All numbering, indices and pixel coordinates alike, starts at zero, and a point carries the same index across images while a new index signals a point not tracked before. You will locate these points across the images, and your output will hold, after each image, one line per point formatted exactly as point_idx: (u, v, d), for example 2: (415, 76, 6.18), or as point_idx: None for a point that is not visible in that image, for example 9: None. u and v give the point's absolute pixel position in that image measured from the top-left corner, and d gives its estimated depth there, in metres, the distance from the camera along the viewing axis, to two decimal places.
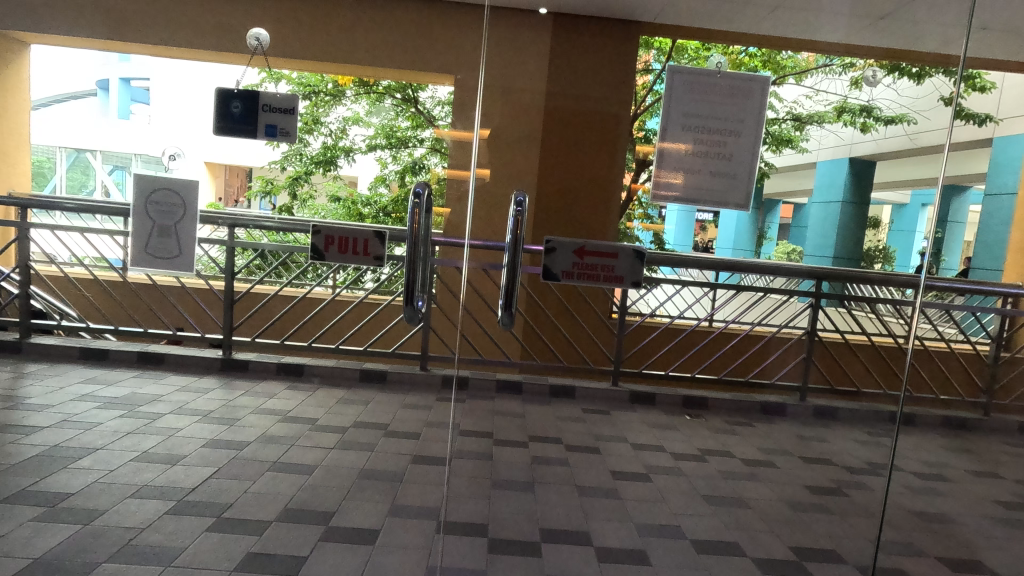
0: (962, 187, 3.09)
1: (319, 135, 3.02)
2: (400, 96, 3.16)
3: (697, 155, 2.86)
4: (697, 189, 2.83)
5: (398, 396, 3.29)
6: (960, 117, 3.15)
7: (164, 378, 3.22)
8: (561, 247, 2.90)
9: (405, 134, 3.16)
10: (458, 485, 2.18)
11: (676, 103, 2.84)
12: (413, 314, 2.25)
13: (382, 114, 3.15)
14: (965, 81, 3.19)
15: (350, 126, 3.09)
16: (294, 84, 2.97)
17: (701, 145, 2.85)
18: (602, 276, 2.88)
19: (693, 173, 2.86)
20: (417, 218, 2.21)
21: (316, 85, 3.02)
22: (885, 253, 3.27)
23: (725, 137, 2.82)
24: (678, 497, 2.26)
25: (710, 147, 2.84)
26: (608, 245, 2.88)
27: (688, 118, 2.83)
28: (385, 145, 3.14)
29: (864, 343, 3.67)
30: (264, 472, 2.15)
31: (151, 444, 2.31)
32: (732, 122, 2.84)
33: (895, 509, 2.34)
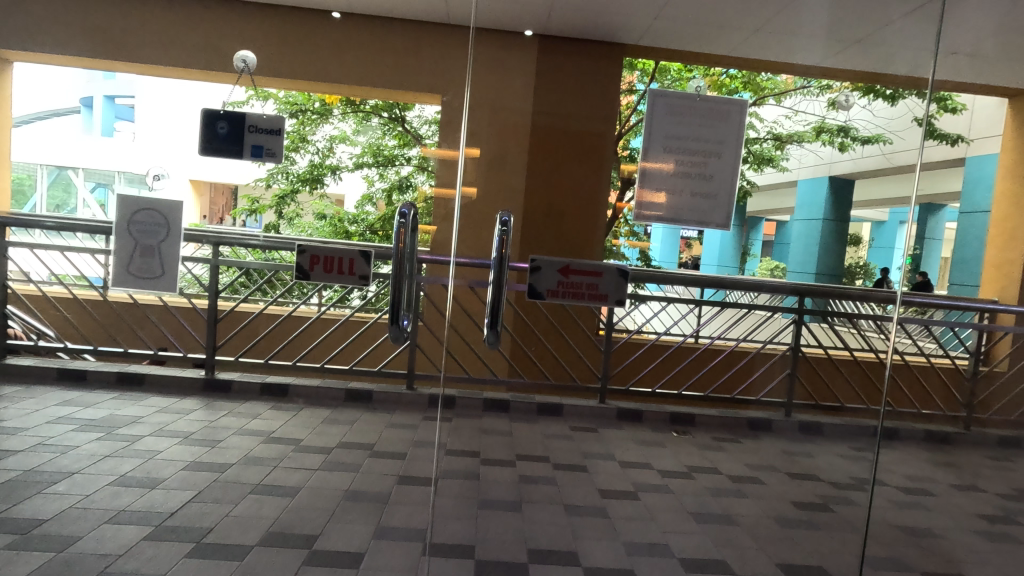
0: (937, 206, 3.28)
1: (306, 152, 3.05)
2: (386, 115, 3.26)
3: (678, 176, 2.84)
4: (679, 209, 2.82)
5: (385, 415, 3.26)
6: (933, 137, 3.30)
7: (144, 399, 3.15)
8: (547, 265, 2.91)
9: (392, 152, 3.19)
10: (445, 505, 2.16)
11: (659, 125, 2.88)
12: (399, 334, 2.25)
13: (368, 133, 3.20)
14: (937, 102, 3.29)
15: (336, 144, 3.13)
16: (281, 103, 2.97)
17: (684, 165, 2.84)
18: (586, 293, 2.88)
19: (676, 193, 2.84)
20: (401, 236, 2.22)
21: (303, 104, 3.05)
22: (866, 269, 3.38)
23: (705, 158, 2.83)
24: (666, 515, 2.24)
25: (690, 167, 2.84)
26: (593, 264, 2.89)
27: (669, 140, 2.86)
28: (372, 163, 3.17)
29: (846, 359, 3.74)
30: (247, 495, 2.10)
31: (130, 467, 2.26)
32: (713, 143, 2.86)
33: (881, 525, 2.35)
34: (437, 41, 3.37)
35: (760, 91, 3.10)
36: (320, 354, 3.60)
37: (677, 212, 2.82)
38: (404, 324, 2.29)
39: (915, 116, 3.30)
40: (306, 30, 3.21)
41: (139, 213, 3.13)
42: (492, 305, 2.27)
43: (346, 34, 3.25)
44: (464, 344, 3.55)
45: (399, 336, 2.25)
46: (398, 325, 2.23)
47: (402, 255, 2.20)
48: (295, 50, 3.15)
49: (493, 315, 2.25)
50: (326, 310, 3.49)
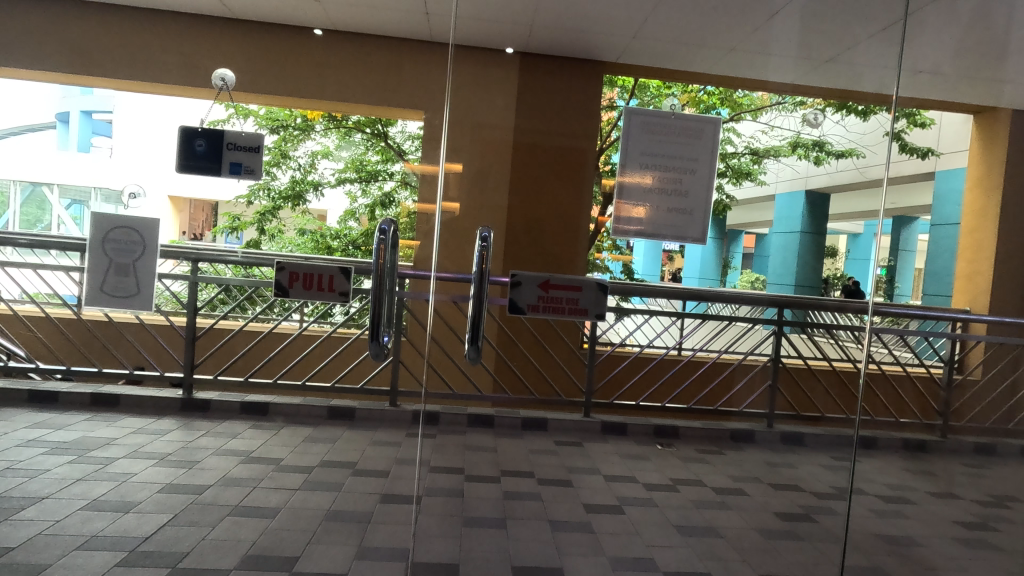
0: (910, 218, 3.39)
1: (287, 169, 3.02)
2: (369, 131, 3.31)
3: (655, 191, 2.94)
4: (659, 223, 2.93)
5: (367, 432, 3.22)
6: (904, 151, 3.36)
7: (119, 420, 3.08)
8: (527, 280, 2.92)
9: (375, 167, 3.24)
10: (428, 524, 2.13)
11: (635, 142, 2.96)
12: (379, 350, 2.24)
13: (351, 148, 3.26)
14: (907, 117, 3.37)
15: (319, 160, 3.11)
16: (261, 118, 2.96)
17: (661, 181, 2.93)
18: (567, 309, 2.91)
19: (656, 207, 2.94)
20: (383, 252, 2.20)
21: (284, 120, 3.03)
22: (844, 281, 3.41)
23: (682, 174, 2.92)
24: (650, 529, 2.24)
25: (668, 183, 2.93)
26: (572, 279, 2.94)
27: (646, 157, 2.94)
28: (354, 178, 3.19)
29: (826, 369, 3.79)
30: (225, 517, 2.06)
31: (103, 491, 2.19)
32: (686, 161, 2.94)
33: (862, 534, 2.38)
34: (419, 59, 3.40)
35: (737, 107, 3.16)
36: (300, 372, 3.53)
37: (656, 225, 2.92)
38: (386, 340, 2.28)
39: (886, 130, 3.36)
40: (287, 47, 3.21)
41: (114, 232, 3.07)
42: (473, 323, 2.26)
43: (327, 51, 3.26)
44: (446, 357, 3.53)
45: (378, 352, 2.23)
46: (379, 341, 2.22)
47: (382, 271, 2.19)
48: (277, 69, 3.18)
49: (472, 333, 2.24)
50: (308, 326, 3.40)
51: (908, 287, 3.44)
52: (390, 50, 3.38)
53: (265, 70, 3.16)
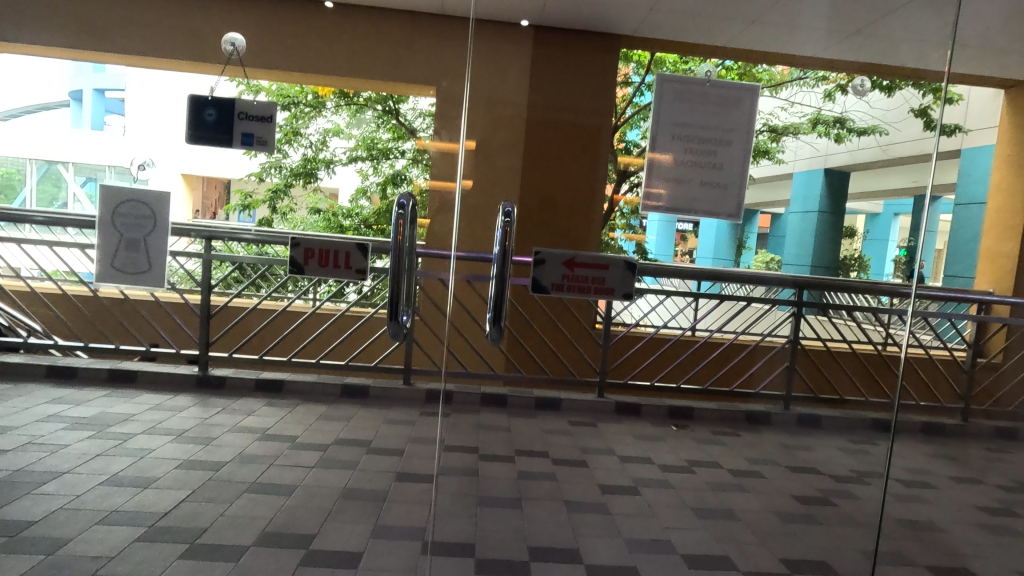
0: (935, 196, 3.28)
1: (299, 146, 2.97)
2: (380, 108, 3.22)
3: (684, 165, 2.76)
4: (685, 198, 2.74)
5: (381, 411, 3.23)
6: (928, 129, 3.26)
7: (136, 396, 3.10)
8: (550, 258, 2.85)
9: (386, 145, 3.19)
10: (443, 504, 2.12)
11: (666, 112, 2.75)
12: (399, 330, 2.23)
13: (362, 126, 3.18)
14: (933, 93, 3.27)
15: (330, 138, 3.06)
16: (273, 95, 2.92)
17: (690, 154, 2.75)
18: (591, 288, 2.85)
19: (682, 182, 2.74)
20: (400, 228, 2.17)
21: (296, 97, 2.99)
22: (861, 261, 3.34)
23: (716, 145, 2.74)
24: (666, 511, 2.22)
25: (699, 155, 2.75)
26: (597, 257, 2.82)
27: (677, 127, 2.75)
28: (366, 156, 3.15)
29: (845, 351, 3.72)
30: (241, 494, 2.06)
31: (122, 466, 2.21)
32: (721, 132, 2.75)
33: (882, 518, 2.34)
34: (432, 35, 3.32)
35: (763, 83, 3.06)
36: (315, 351, 3.54)
37: (684, 201, 2.74)
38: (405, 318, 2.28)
39: (911, 107, 3.27)
40: (298, 20, 3.09)
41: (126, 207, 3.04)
42: (494, 302, 2.22)
43: (340, 25, 3.18)
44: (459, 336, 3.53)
45: (398, 332, 2.22)
46: (397, 320, 2.20)
47: (401, 250, 2.15)
48: (287, 43, 3.08)
49: (494, 312, 2.22)
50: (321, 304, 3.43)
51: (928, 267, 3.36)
52: (403, 26, 3.30)
53: (276, 47, 3.08)
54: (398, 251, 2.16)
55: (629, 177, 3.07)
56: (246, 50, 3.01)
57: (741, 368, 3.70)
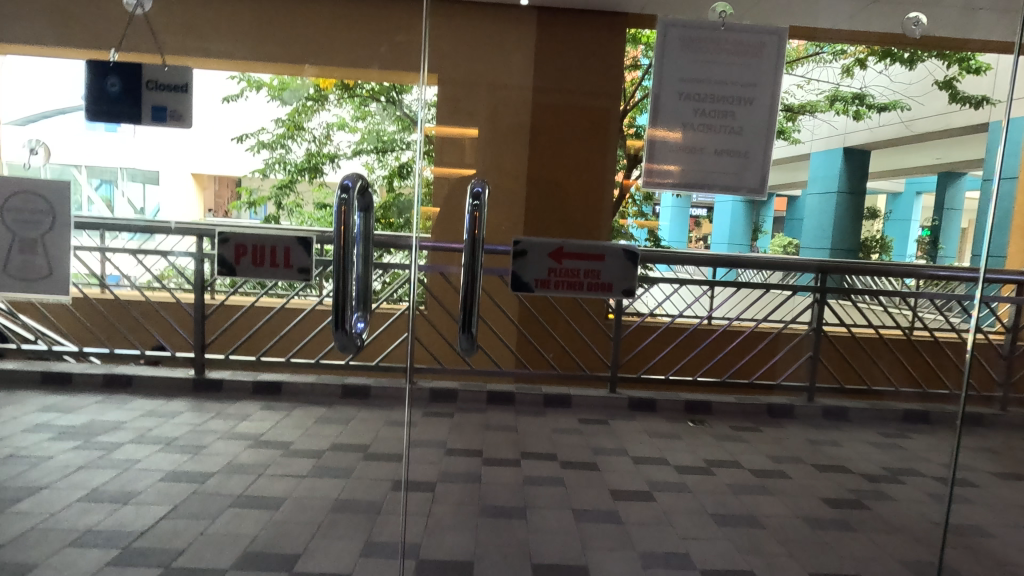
0: (957, 174, 3.15)
1: (303, 141, 2.93)
2: (384, 99, 3.13)
3: (696, 132, 2.26)
4: (699, 171, 2.23)
5: (382, 412, 3.09)
6: (955, 100, 2.92)
7: (129, 402, 2.99)
8: (534, 248, 2.56)
9: (392, 138, 3.08)
10: (443, 516, 1.97)
11: (670, 68, 2.27)
12: (349, 342, 1.79)
13: (368, 119, 3.07)
14: (959, 63, 2.93)
15: (335, 132, 3.00)
16: (271, 89, 2.77)
17: (703, 118, 2.25)
18: (583, 282, 2.47)
19: (695, 153, 2.23)
20: (344, 218, 1.75)
21: (295, 87, 2.83)
22: (883, 243, 3.18)
23: (734, 105, 2.23)
24: (684, 519, 2.04)
25: (713, 118, 2.25)
26: (592, 247, 2.50)
27: (685, 83, 2.24)
28: (372, 151, 3.03)
29: (871, 337, 3.55)
30: (226, 509, 1.93)
31: (104, 480, 2.08)
32: (741, 88, 2.22)
33: (921, 523, 2.14)
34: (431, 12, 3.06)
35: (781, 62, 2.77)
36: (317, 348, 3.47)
37: (698, 175, 2.23)
38: (359, 326, 1.85)
39: (936, 80, 2.92)
40: (289, 7, 2.90)
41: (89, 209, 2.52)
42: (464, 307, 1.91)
43: (337, 11, 2.96)
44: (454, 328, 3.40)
45: (348, 342, 1.78)
46: (346, 328, 1.76)
47: (348, 245, 1.75)
48: (280, 34, 2.88)
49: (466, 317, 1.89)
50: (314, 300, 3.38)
51: (953, 250, 3.24)
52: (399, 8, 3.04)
53: (269, 35, 2.88)
54: (343, 242, 1.75)
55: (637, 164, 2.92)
56: (234, 41, 2.81)
57: (759, 357, 3.53)
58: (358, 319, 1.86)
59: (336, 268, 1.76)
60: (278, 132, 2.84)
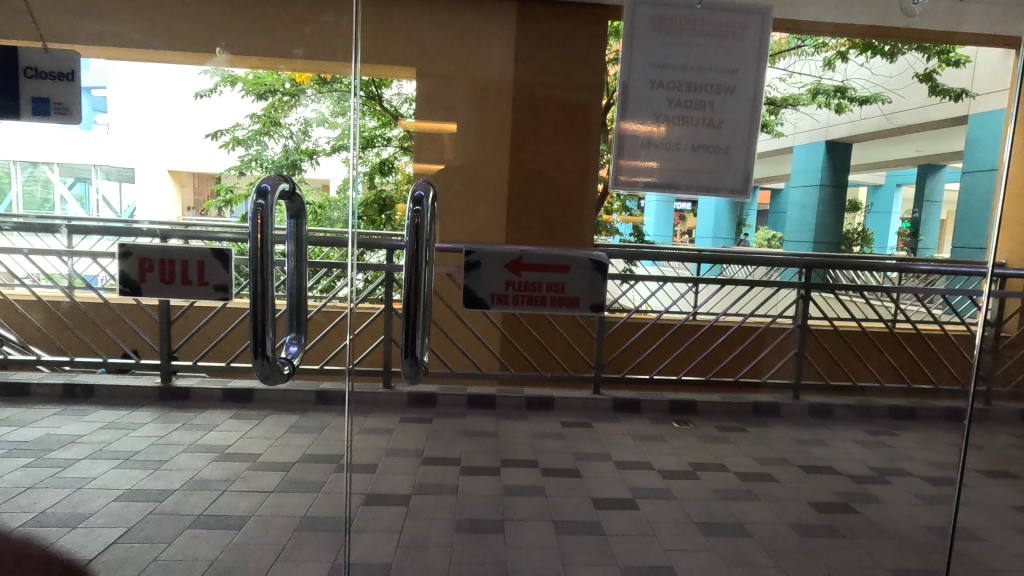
0: (937, 165, 2.92)
1: (279, 138, 2.67)
2: (364, 94, 2.98)
3: (672, 124, 2.15)
4: (676, 168, 2.14)
5: (358, 419, 2.97)
6: (934, 94, 2.77)
7: (89, 414, 2.85)
8: (489, 259, 2.04)
9: (372, 134, 2.97)
10: (416, 533, 1.88)
11: (640, 50, 2.13)
12: (273, 370, 1.43)
13: (349, 114, 2.75)
14: (938, 55, 2.77)
15: (313, 128, 2.69)
16: (247, 86, 2.63)
17: (679, 108, 2.14)
18: (545, 296, 2.01)
19: (670, 149, 2.15)
20: (260, 226, 1.39)
21: (272, 84, 2.66)
22: (863, 236, 2.97)
23: (710, 95, 2.13)
24: (668, 528, 1.97)
25: (689, 109, 2.14)
26: (552, 255, 2.04)
27: (658, 70, 2.14)
28: (352, 146, 2.74)
29: (855, 331, 3.51)
30: (183, 531, 1.81)
31: (53, 502, 1.95)
32: (721, 75, 2.11)
33: (909, 527, 2.09)
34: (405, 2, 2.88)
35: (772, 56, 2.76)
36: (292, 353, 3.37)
37: (670, 174, 2.15)
38: (290, 351, 1.50)
39: (916, 73, 2.79)
40: None
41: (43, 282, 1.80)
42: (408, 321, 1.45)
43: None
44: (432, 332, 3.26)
45: (271, 372, 1.42)
46: (267, 356, 1.40)
47: (263, 257, 1.37)
48: (240, 24, 2.68)
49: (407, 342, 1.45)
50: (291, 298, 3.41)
51: (932, 240, 2.97)
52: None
53: (231, 28, 2.69)
54: (255, 250, 1.37)
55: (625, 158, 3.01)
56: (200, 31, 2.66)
57: (745, 354, 3.47)
58: (288, 342, 1.52)
59: (250, 280, 1.38)
60: (254, 129, 2.64)
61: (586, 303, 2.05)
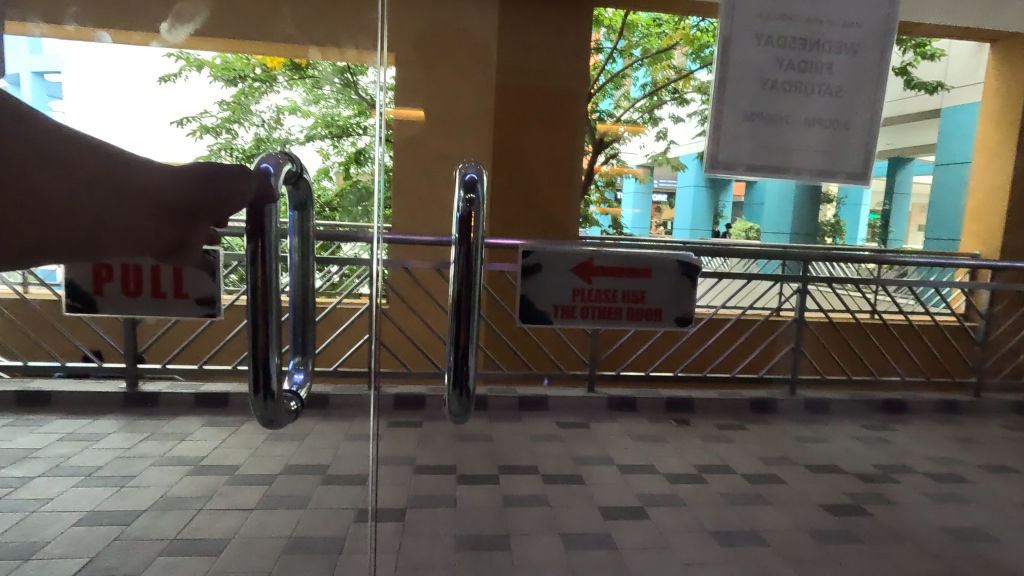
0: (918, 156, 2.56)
1: (250, 126, 2.75)
2: (339, 82, 2.94)
3: (776, 94, 1.68)
4: (767, 147, 1.74)
5: (343, 424, 2.80)
6: (911, 86, 2.23)
7: (45, 424, 2.60)
8: (548, 257, 1.71)
9: (347, 122, 2.98)
10: (416, 552, 1.73)
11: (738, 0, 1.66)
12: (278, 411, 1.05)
13: (322, 103, 2.92)
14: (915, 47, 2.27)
15: (285, 116, 2.83)
16: (217, 71, 2.73)
17: (788, 73, 1.67)
18: (620, 302, 1.68)
19: (773, 124, 1.71)
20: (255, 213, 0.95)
21: (242, 70, 2.78)
22: (835, 227, 2.38)
23: (836, 57, 1.64)
24: (682, 540, 1.86)
25: (801, 73, 1.66)
26: (633, 252, 1.65)
27: (765, 26, 1.65)
28: (326, 135, 2.88)
29: (848, 322, 3.45)
30: (154, 559, 1.63)
31: (1, 531, 1.73)
32: (842, 29, 1.62)
33: (925, 530, 2.03)
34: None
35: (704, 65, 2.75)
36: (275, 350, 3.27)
37: (771, 152, 1.74)
38: (295, 380, 1.15)
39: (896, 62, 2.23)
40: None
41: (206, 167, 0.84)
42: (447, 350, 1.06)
43: None
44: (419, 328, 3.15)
45: (274, 414, 1.05)
46: (270, 392, 1.02)
47: (264, 261, 0.97)
48: None
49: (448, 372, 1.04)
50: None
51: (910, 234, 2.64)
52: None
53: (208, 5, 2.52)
54: (253, 251, 0.97)
55: (605, 148, 3.00)
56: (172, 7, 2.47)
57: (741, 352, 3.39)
58: (291, 368, 1.16)
59: (248, 289, 0.99)
60: (223, 118, 2.64)
61: (669, 315, 1.68)
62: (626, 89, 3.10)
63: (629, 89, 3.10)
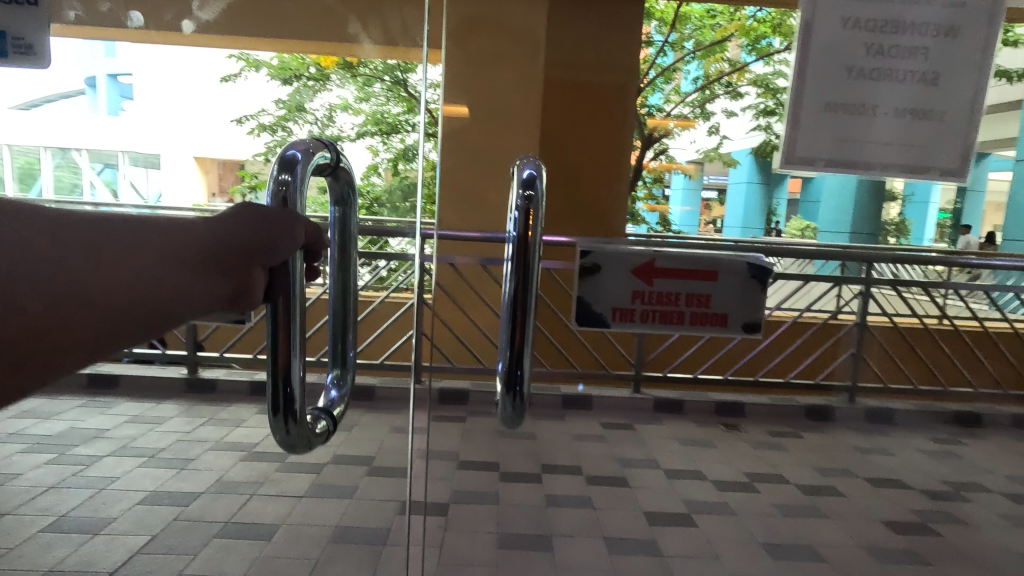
0: None
1: (304, 123, 2.47)
2: (389, 79, 3.05)
3: (854, 82, 1.37)
4: (844, 141, 1.39)
5: (389, 416, 2.84)
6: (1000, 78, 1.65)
7: (115, 407, 2.76)
8: (609, 260, 1.59)
9: (396, 119, 3.05)
10: (459, 549, 1.73)
11: None
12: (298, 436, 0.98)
13: (372, 99, 2.98)
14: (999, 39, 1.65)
15: (338, 113, 2.61)
16: (272, 70, 2.49)
17: (867, 53, 1.35)
18: (683, 315, 1.59)
19: (854, 114, 1.38)
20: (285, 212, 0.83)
21: (297, 70, 2.55)
22: (898, 227, 1.84)
23: (922, 37, 1.33)
24: (730, 549, 1.80)
25: (882, 56, 1.35)
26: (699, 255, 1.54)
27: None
28: (376, 131, 2.84)
29: (916, 327, 3.20)
30: (210, 540, 1.70)
31: (74, 506, 1.84)
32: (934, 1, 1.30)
33: (1001, 553, 1.88)
34: None
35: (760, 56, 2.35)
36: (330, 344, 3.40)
37: (850, 146, 1.39)
38: (330, 397, 1.10)
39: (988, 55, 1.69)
40: None
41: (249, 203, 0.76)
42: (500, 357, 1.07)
43: None
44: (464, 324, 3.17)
45: (295, 439, 0.97)
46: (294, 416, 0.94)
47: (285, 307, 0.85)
48: None
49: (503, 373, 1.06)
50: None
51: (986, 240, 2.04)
52: None
53: None
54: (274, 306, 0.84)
55: (653, 144, 2.81)
56: None
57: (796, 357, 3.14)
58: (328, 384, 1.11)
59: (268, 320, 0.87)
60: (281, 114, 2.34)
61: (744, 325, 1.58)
62: (676, 83, 2.79)
63: (680, 82, 2.79)
